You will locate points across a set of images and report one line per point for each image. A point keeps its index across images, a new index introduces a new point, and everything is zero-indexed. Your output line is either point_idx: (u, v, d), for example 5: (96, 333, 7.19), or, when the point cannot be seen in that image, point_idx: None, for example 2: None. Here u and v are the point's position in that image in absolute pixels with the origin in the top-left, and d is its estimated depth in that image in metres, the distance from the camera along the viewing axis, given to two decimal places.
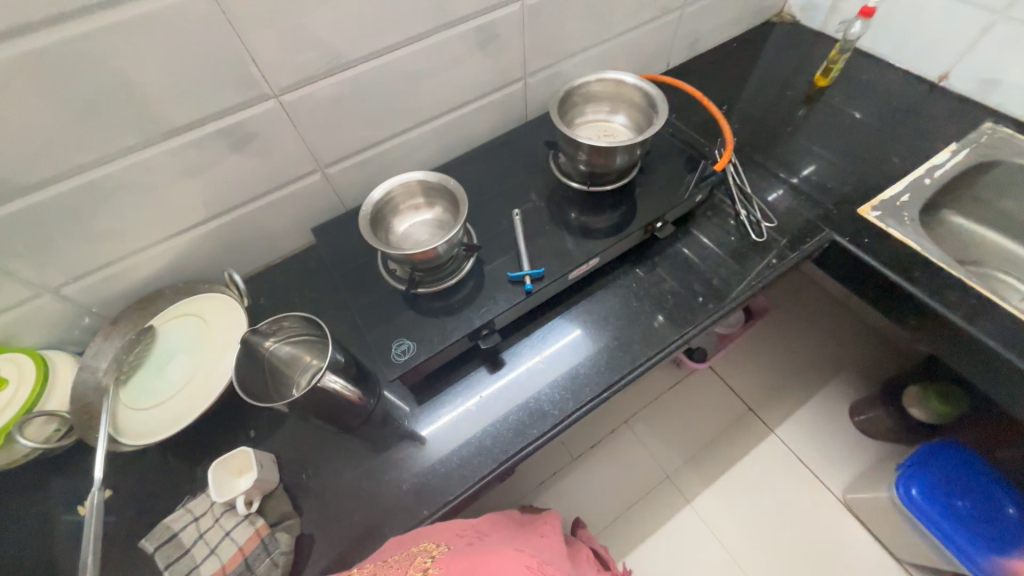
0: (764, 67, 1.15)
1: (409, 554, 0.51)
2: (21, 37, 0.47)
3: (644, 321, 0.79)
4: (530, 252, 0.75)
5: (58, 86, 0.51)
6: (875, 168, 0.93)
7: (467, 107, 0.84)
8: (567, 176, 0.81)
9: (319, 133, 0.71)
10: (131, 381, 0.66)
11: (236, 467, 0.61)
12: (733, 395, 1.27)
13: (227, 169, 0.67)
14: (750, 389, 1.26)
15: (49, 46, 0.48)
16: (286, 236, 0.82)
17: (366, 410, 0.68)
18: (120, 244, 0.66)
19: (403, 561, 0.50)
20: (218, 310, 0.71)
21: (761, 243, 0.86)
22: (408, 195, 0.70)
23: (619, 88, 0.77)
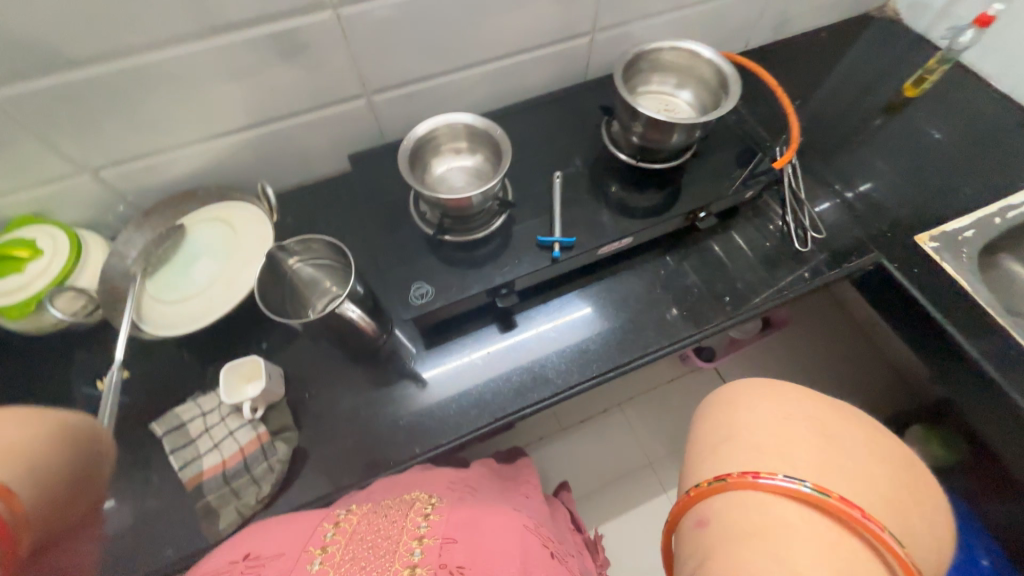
0: (850, 65, 1.06)
1: (406, 500, 0.53)
2: None
3: (664, 310, 0.77)
4: (563, 219, 0.73)
5: None
6: (944, 195, 0.87)
7: (527, 54, 0.80)
8: (617, 146, 0.78)
9: (370, 56, 0.68)
10: (158, 275, 0.67)
11: (246, 374, 0.63)
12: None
13: (273, 78, 0.65)
14: None
15: None
16: (322, 159, 0.81)
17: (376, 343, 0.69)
18: (159, 136, 0.66)
19: (401, 504, 0.52)
20: (246, 220, 0.71)
21: (802, 253, 0.82)
22: (452, 137, 0.68)
23: (692, 61, 0.72)
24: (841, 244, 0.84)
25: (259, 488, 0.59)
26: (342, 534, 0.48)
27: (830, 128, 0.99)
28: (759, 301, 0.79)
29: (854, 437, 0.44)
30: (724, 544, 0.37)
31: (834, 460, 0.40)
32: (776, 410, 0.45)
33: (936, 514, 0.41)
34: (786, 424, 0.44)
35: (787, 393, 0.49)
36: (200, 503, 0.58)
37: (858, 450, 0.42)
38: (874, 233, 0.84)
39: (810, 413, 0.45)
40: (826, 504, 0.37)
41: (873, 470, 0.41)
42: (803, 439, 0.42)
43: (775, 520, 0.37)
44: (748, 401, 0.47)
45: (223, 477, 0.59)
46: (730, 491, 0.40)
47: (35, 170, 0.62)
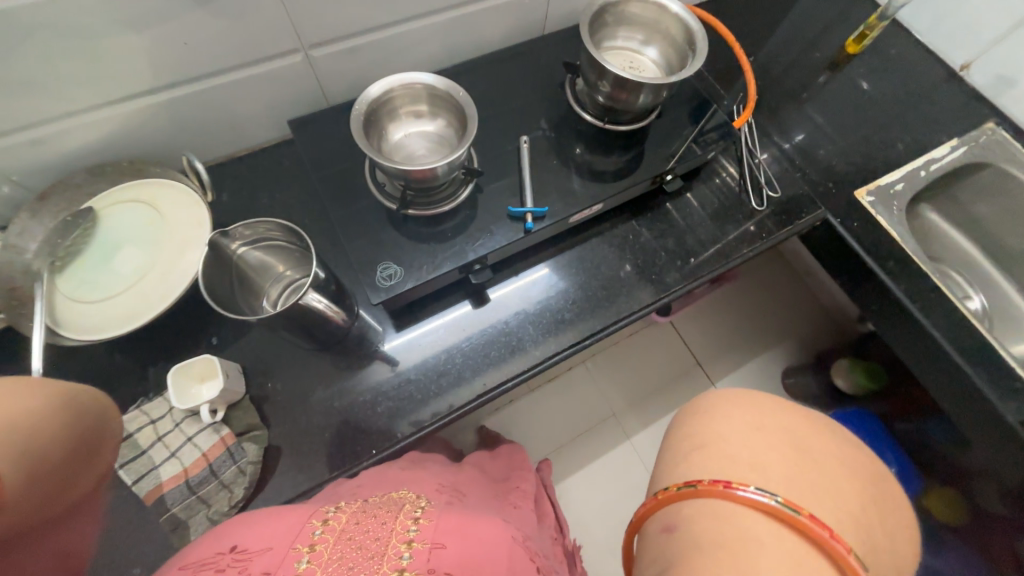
0: (796, 21, 1.08)
1: (396, 498, 0.50)
2: None
3: (633, 274, 0.78)
4: (532, 186, 0.70)
5: None
6: (878, 151, 0.93)
7: (483, 3, 0.73)
8: (583, 107, 0.75)
9: (304, 0, 0.59)
10: (70, 269, 0.57)
11: (198, 374, 0.57)
12: (689, 351, 1.35)
13: (187, 27, 0.55)
14: (704, 346, 1.34)
15: None
16: (257, 125, 0.71)
17: (344, 329, 0.65)
18: (45, 101, 0.54)
19: (390, 504, 0.49)
20: (174, 200, 0.62)
21: (758, 211, 0.85)
22: (412, 100, 0.62)
23: (657, 15, 0.69)
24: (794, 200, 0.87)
25: (231, 492, 0.55)
26: (331, 531, 0.43)
27: (779, 85, 1.01)
28: (719, 259, 0.81)
29: (825, 452, 0.48)
30: (686, 550, 0.40)
31: (802, 473, 0.44)
32: (750, 420, 0.50)
33: (894, 528, 0.45)
34: (758, 436, 0.48)
35: (760, 407, 0.52)
36: (166, 516, 0.53)
37: (827, 463, 0.46)
38: (820, 190, 0.89)
39: (782, 424, 0.50)
40: (795, 520, 0.39)
41: (840, 484, 0.45)
42: (774, 453, 0.46)
43: (742, 531, 0.39)
44: (722, 409, 0.52)
45: (187, 487, 0.53)
46: (701, 499, 0.43)
47: None
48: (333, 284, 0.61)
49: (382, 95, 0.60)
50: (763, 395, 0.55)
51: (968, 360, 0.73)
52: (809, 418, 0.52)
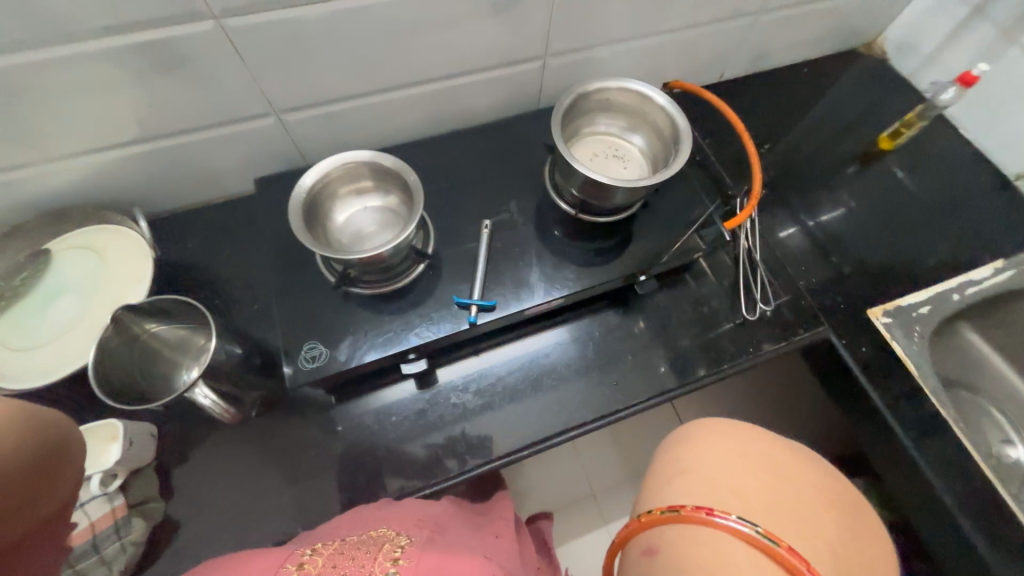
0: (825, 108, 1.00)
1: (377, 537, 0.45)
2: None
3: (595, 376, 0.71)
4: (489, 275, 0.67)
5: None
6: (901, 264, 0.83)
7: (470, 77, 0.71)
8: (559, 195, 0.70)
9: (273, 72, 0.58)
10: (6, 311, 0.58)
11: (103, 438, 0.55)
12: None
13: (153, 92, 0.56)
14: None
15: None
16: (229, 178, 0.71)
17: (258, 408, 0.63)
18: (10, 153, 0.55)
19: (370, 542, 0.44)
20: (122, 250, 0.64)
21: (749, 321, 0.77)
22: (359, 180, 0.61)
23: (645, 106, 0.64)
24: (793, 313, 0.78)
25: (108, 570, 0.52)
26: (306, 575, 0.38)
27: (797, 177, 0.94)
28: (694, 374, 0.73)
29: (805, 483, 0.50)
30: (667, 571, 0.40)
31: (777, 504, 0.46)
32: (733, 450, 0.52)
33: (876, 565, 0.46)
34: (739, 463, 0.50)
35: (743, 436, 0.54)
36: None
37: (806, 499, 0.48)
38: (825, 302, 0.80)
39: (768, 455, 0.52)
40: (773, 551, 0.40)
41: (815, 516, 0.47)
42: (753, 481, 0.48)
43: (721, 554, 0.40)
44: (708, 438, 0.54)
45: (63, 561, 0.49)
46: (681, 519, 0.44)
47: None
48: (237, 373, 0.64)
49: (322, 183, 0.58)
50: (747, 424, 0.57)
51: (986, 540, 0.61)
52: (791, 450, 0.54)
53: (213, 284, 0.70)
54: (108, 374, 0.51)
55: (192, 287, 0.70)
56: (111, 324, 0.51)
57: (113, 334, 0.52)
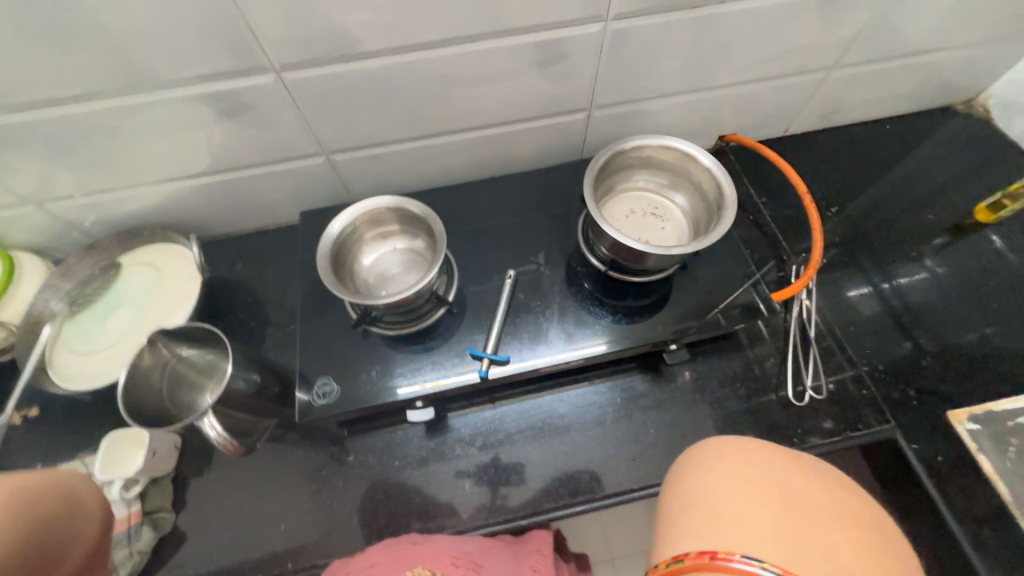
0: (907, 171, 0.90)
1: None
2: None
3: (612, 446, 0.65)
4: (506, 326, 0.65)
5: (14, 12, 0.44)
6: (983, 363, 0.72)
7: (511, 127, 0.71)
8: (590, 249, 0.67)
9: (324, 118, 0.62)
10: (80, 317, 0.67)
11: (131, 442, 0.59)
12: None
13: (218, 133, 0.61)
14: None
15: None
16: (281, 208, 0.77)
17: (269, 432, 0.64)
18: (100, 177, 0.63)
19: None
20: (177, 269, 0.70)
21: (797, 407, 0.68)
22: (388, 223, 0.63)
23: (689, 166, 0.61)
24: (850, 405, 0.68)
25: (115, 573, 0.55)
26: None
27: (867, 247, 0.84)
28: None
29: (842, 515, 0.36)
30: None
31: (809, 537, 0.33)
32: (742, 473, 0.38)
33: None
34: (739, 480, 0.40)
35: (760, 453, 0.41)
36: None
37: (848, 527, 0.35)
38: (892, 397, 0.69)
39: (788, 477, 0.38)
40: None
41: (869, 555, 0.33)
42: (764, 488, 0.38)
43: None
44: (711, 458, 0.41)
45: None
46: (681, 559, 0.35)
47: None
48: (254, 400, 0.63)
49: (354, 227, 0.61)
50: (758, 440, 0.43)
51: None
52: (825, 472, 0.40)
53: (252, 306, 0.75)
54: (134, 394, 0.56)
55: (236, 306, 0.75)
56: (144, 346, 0.57)
57: (146, 356, 0.58)
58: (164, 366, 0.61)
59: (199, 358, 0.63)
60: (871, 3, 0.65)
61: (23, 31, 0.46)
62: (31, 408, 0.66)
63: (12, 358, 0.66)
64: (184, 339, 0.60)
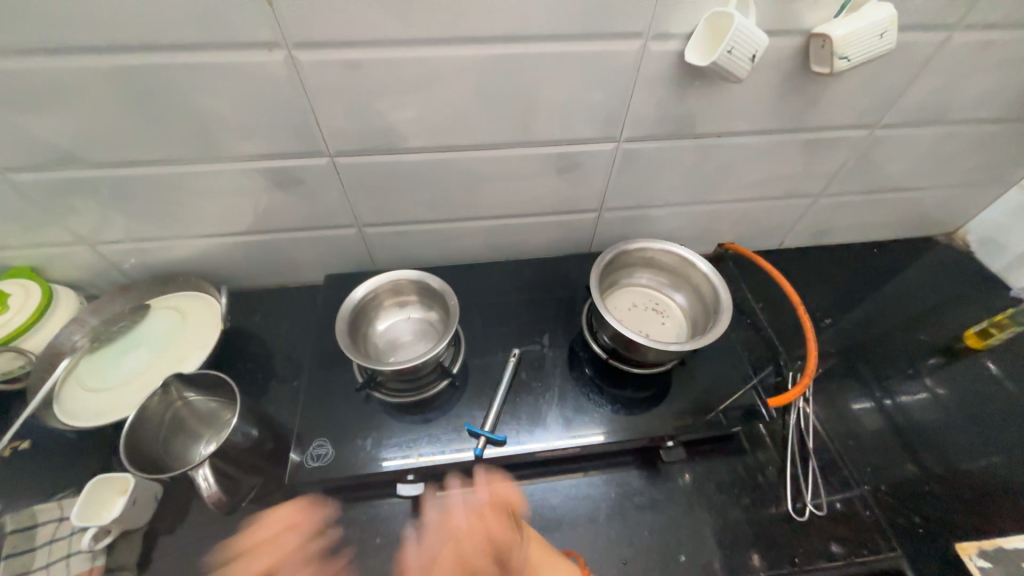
0: (897, 292, 0.95)
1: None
2: (102, 53, 0.49)
3: (603, 545, 0.62)
4: (506, 404, 0.66)
5: (126, 94, 0.53)
6: (987, 494, 0.70)
7: (528, 218, 0.78)
8: (594, 336, 0.71)
9: (364, 197, 0.70)
10: (97, 354, 0.70)
11: (115, 488, 0.58)
12: None
13: (268, 200, 0.69)
14: None
15: (127, 66, 0.50)
16: (308, 270, 0.83)
17: None
18: (153, 227, 0.70)
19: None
20: (201, 315, 0.74)
21: (797, 523, 0.65)
22: (404, 292, 0.68)
23: (689, 270, 0.66)
24: (851, 525, 0.66)
25: None
26: None
27: (864, 360, 0.86)
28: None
29: None
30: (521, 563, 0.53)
31: None
32: None
33: None
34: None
35: None
36: None
37: None
38: (898, 523, 0.67)
39: None
40: None
41: None
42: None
43: None
44: None
45: None
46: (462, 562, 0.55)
47: (41, 237, 0.68)
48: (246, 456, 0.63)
49: (373, 295, 0.65)
50: None
51: None
52: None
53: (262, 358, 0.77)
54: (134, 438, 0.57)
55: (247, 357, 0.77)
56: (154, 389, 0.59)
57: (154, 398, 0.59)
58: (168, 410, 0.62)
59: (202, 405, 0.64)
60: (849, 147, 0.75)
61: (127, 109, 0.54)
62: (23, 440, 0.66)
63: (22, 386, 0.68)
64: (196, 385, 0.62)
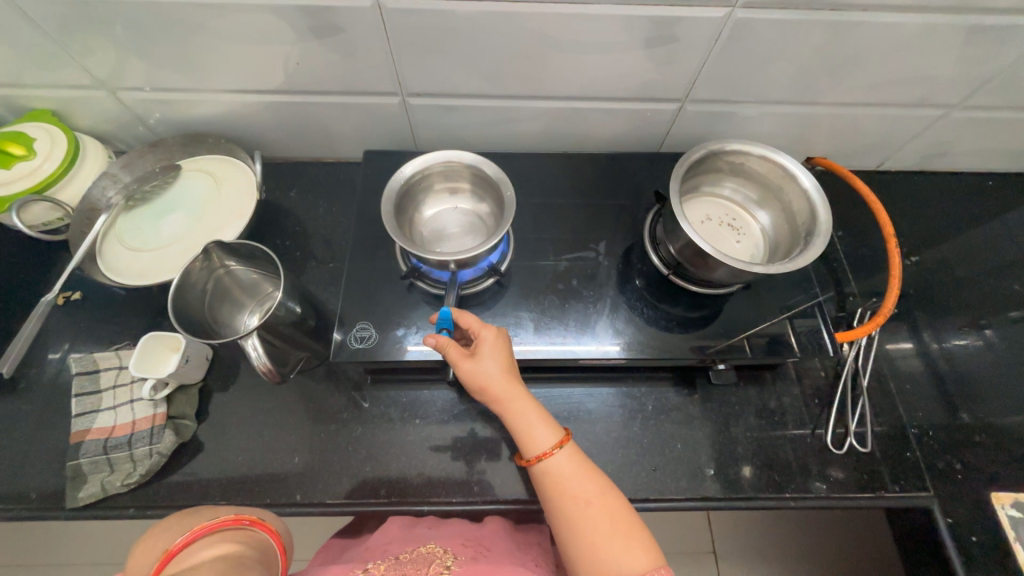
0: (997, 233, 0.84)
1: (425, 554, 0.52)
2: None
3: (634, 450, 0.63)
4: (553, 308, 0.64)
5: None
6: None
7: (597, 104, 0.67)
8: (654, 246, 0.65)
9: (412, 58, 0.59)
10: (135, 213, 0.66)
11: (170, 345, 0.60)
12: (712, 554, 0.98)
13: (302, 52, 0.59)
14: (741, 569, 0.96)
15: None
16: (346, 142, 0.75)
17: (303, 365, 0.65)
18: (175, 75, 0.62)
19: (420, 559, 0.51)
20: (236, 182, 0.69)
21: (833, 453, 0.65)
22: (456, 178, 0.61)
23: (784, 181, 0.56)
24: (890, 461, 0.65)
25: (132, 470, 0.56)
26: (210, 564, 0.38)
27: (938, 304, 0.79)
28: (749, 493, 0.62)
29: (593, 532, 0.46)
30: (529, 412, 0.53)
31: (563, 500, 0.48)
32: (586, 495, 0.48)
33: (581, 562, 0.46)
34: (560, 461, 0.50)
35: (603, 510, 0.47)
36: (70, 464, 0.56)
37: (583, 533, 0.46)
38: (936, 465, 0.66)
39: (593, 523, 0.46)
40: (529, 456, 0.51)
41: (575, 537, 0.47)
42: (572, 476, 0.49)
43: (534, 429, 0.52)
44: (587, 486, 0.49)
45: (103, 447, 0.56)
46: (516, 385, 0.53)
47: (55, 75, 0.61)
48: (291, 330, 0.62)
49: (423, 177, 0.58)
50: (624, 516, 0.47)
51: None
52: (622, 542, 0.45)
53: (299, 235, 0.74)
54: (184, 303, 0.56)
55: (283, 232, 0.74)
56: (199, 256, 0.56)
57: (198, 264, 0.57)
58: (212, 277, 0.60)
59: (245, 275, 0.63)
60: None
61: None
62: (74, 291, 0.68)
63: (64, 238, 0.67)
64: (239, 255, 0.60)
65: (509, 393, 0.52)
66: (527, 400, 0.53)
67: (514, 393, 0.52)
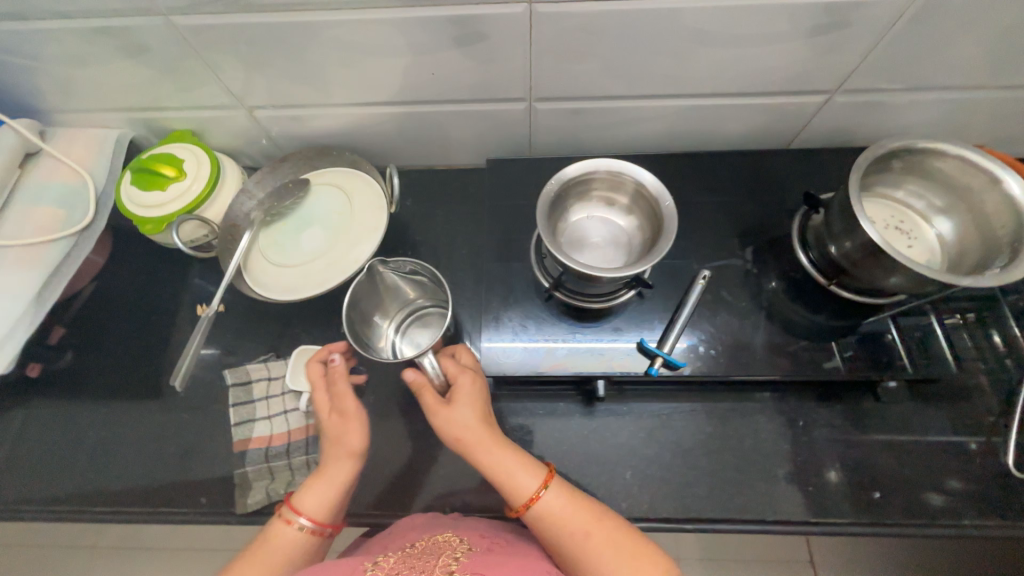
0: None
1: (439, 544, 0.47)
2: None
3: (787, 470, 0.59)
4: (694, 319, 0.61)
5: None
6: None
7: (735, 100, 0.63)
8: (806, 251, 0.62)
9: (549, 62, 0.57)
10: (273, 229, 0.68)
11: (313, 358, 0.64)
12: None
13: (439, 62, 0.58)
14: None
15: None
16: (461, 149, 0.74)
17: None
18: (309, 90, 0.62)
19: (431, 550, 0.46)
20: (363, 195, 0.69)
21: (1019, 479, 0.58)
22: (611, 189, 0.59)
23: (981, 185, 0.51)
24: None
25: (292, 478, 0.59)
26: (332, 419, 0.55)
27: None
28: (916, 518, 0.56)
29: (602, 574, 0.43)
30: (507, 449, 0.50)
31: (564, 545, 0.45)
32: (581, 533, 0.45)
33: None
34: (548, 500, 0.46)
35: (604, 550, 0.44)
36: (238, 472, 0.60)
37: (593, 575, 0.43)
38: None
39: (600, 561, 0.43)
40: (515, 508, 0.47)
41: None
42: (562, 516, 0.46)
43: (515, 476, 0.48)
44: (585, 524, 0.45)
45: (265, 455, 0.60)
46: (485, 437, 0.49)
47: (199, 96, 0.64)
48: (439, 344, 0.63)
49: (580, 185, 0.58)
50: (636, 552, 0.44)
51: None
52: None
53: (418, 245, 0.74)
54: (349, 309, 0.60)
55: (403, 243, 0.74)
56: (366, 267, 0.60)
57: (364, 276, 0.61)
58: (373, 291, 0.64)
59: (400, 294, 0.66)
60: None
61: None
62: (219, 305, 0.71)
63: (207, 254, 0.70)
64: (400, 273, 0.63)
65: (479, 436, 0.49)
66: (500, 451, 0.49)
67: (487, 447, 0.49)
